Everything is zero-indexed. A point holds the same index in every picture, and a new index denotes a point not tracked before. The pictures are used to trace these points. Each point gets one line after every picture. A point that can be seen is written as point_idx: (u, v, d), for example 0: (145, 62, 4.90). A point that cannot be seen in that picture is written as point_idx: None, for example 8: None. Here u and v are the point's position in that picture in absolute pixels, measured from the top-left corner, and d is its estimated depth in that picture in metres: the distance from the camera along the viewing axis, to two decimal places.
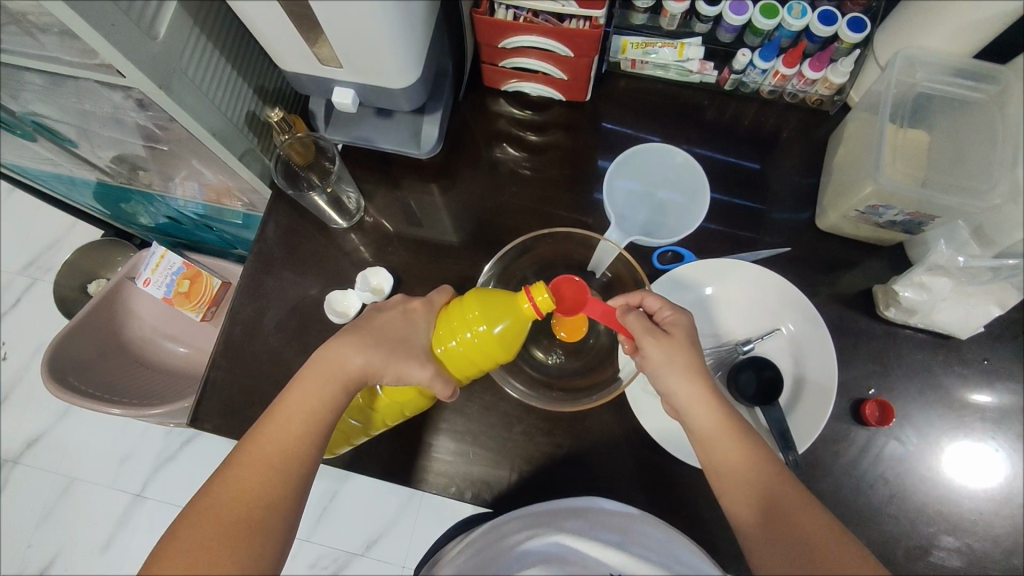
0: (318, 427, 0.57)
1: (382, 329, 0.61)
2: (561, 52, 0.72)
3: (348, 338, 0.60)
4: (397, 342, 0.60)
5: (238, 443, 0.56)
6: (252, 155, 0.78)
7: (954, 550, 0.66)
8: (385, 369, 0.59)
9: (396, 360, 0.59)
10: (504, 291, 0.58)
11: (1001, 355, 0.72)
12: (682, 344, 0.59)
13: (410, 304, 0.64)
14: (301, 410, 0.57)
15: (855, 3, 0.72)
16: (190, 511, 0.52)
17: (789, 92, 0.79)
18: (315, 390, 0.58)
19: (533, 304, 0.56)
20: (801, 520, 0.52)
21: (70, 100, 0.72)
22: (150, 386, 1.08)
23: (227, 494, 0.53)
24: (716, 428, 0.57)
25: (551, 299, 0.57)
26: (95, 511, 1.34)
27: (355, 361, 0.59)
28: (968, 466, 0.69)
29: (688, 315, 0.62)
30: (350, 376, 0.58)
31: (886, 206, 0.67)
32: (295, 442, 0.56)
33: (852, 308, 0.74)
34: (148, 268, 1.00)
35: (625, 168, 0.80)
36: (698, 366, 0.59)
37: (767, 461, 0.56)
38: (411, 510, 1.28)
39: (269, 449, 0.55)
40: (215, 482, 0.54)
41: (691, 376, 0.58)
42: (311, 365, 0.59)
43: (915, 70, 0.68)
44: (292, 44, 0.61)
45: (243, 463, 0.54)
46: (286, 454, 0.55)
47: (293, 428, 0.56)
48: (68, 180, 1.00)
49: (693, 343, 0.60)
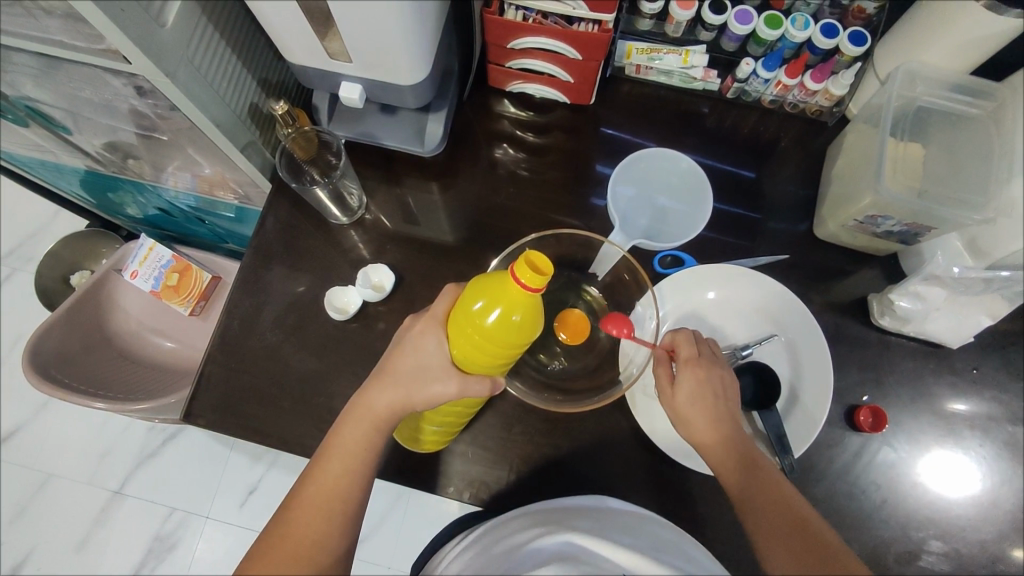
0: (359, 468, 0.58)
1: (399, 364, 0.58)
2: (569, 54, 0.72)
3: (375, 377, 0.60)
4: (415, 374, 0.58)
5: (295, 483, 0.58)
6: (254, 148, 0.77)
7: (942, 554, 0.68)
8: (414, 403, 0.58)
9: (417, 391, 0.57)
10: (499, 275, 0.53)
11: (990, 365, 0.74)
12: (685, 406, 0.61)
13: (417, 325, 0.59)
14: (341, 451, 0.58)
15: (857, 17, 0.74)
16: (253, 555, 0.55)
17: (790, 102, 0.81)
18: (352, 432, 0.59)
19: (522, 283, 0.50)
20: (815, 542, 0.52)
21: (67, 85, 0.70)
22: (134, 377, 1.05)
23: (283, 533, 0.55)
24: (725, 481, 0.58)
25: (542, 271, 0.50)
26: (73, 509, 1.30)
27: (382, 402, 0.59)
28: (956, 472, 0.70)
29: (704, 371, 0.61)
30: (380, 417, 0.59)
31: (884, 216, 0.68)
32: (338, 483, 0.57)
33: (846, 316, 0.76)
34: (136, 259, 0.97)
35: (628, 173, 0.81)
36: (706, 425, 0.60)
37: (779, 486, 0.56)
38: (400, 510, 1.27)
39: (315, 490, 0.57)
40: (274, 523, 0.56)
41: (699, 430, 0.60)
42: (349, 409, 0.60)
43: (915, 84, 0.69)
44: (303, 37, 0.61)
45: (296, 505, 0.56)
46: (330, 494, 0.56)
47: (334, 468, 0.57)
48: (55, 168, 0.97)
49: (700, 403, 0.60)
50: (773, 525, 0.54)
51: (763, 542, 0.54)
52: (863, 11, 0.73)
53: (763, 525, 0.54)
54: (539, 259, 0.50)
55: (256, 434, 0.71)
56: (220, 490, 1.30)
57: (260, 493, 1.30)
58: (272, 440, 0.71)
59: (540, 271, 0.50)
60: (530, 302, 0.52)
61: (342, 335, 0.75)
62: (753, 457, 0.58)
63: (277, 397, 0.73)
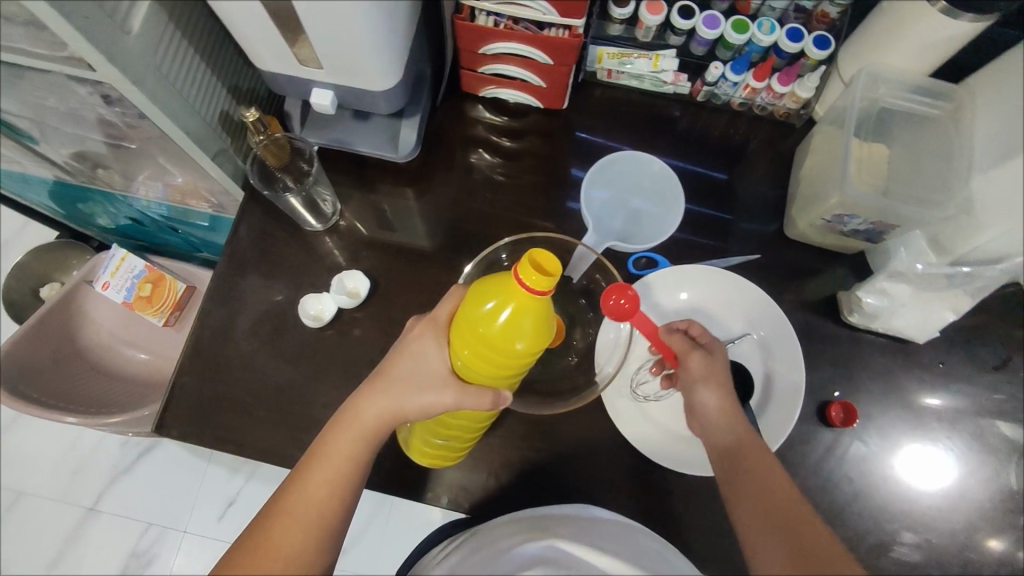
0: (345, 480, 0.57)
1: (395, 369, 0.59)
2: (541, 59, 0.73)
3: (369, 384, 0.60)
4: (408, 381, 0.58)
5: (277, 488, 0.58)
6: (226, 156, 0.76)
7: (914, 545, 0.69)
8: (405, 413, 0.58)
9: (409, 398, 0.57)
10: (499, 280, 0.52)
11: (956, 359, 0.75)
12: (716, 369, 0.63)
13: (415, 328, 0.60)
14: (327, 460, 0.57)
15: (820, 21, 0.77)
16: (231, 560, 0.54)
17: (759, 105, 0.83)
18: (339, 442, 0.58)
19: (524, 286, 0.48)
20: (796, 529, 0.53)
21: (32, 94, 0.69)
22: (104, 393, 1.03)
23: (260, 542, 0.54)
24: (715, 463, 0.60)
25: (545, 271, 0.48)
26: (45, 527, 1.27)
27: (374, 410, 0.58)
28: (925, 466, 0.72)
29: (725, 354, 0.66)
30: (369, 427, 0.58)
31: (851, 214, 0.70)
32: (322, 493, 0.56)
33: (817, 314, 0.77)
34: (107, 271, 0.96)
35: (601, 177, 0.82)
36: (729, 392, 0.62)
37: (768, 485, 0.56)
38: (382, 518, 1.26)
39: (298, 500, 0.56)
40: (255, 529, 0.56)
41: (722, 397, 0.62)
42: (338, 416, 0.60)
43: (877, 87, 0.72)
44: (273, 44, 0.60)
45: (276, 512, 0.55)
46: (314, 505, 0.56)
47: (321, 478, 0.57)
48: (22, 178, 0.96)
49: (723, 371, 0.64)
50: (758, 505, 0.55)
51: (749, 520, 0.55)
52: (826, 16, 0.76)
53: (749, 516, 0.55)
54: (544, 259, 0.48)
55: (231, 444, 0.71)
56: (198, 505, 1.28)
57: (239, 506, 1.27)
58: (247, 450, 0.71)
59: (544, 271, 0.48)
60: (537, 305, 0.50)
61: (317, 343, 0.75)
62: (732, 448, 0.59)
63: (253, 407, 0.72)
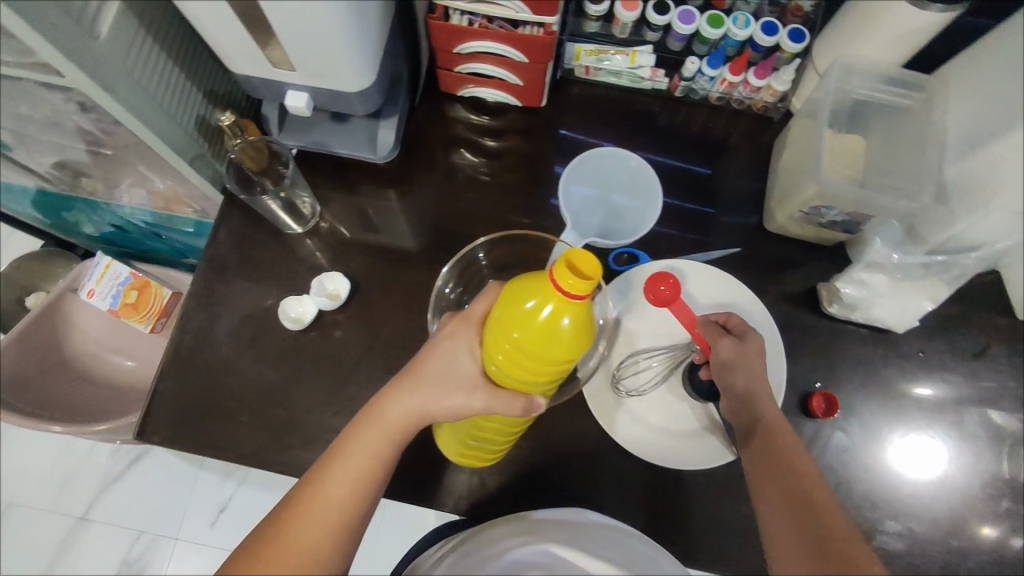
0: (372, 482, 0.57)
1: (426, 369, 0.58)
2: (516, 57, 0.73)
3: (397, 384, 0.59)
4: (440, 382, 0.58)
5: (297, 482, 0.56)
6: (203, 161, 0.76)
7: (897, 533, 0.69)
8: (434, 414, 0.58)
9: (437, 399, 0.57)
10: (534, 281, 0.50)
11: (936, 347, 0.76)
12: (747, 354, 0.63)
13: (449, 327, 0.60)
14: (354, 459, 0.56)
15: (794, 14, 0.77)
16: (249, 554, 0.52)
17: (736, 99, 0.83)
18: (368, 442, 0.57)
19: (559, 287, 0.46)
20: (812, 509, 0.53)
21: (7, 103, 0.69)
22: (89, 402, 1.03)
23: (280, 537, 0.53)
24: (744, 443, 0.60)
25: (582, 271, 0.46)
26: (36, 538, 1.26)
27: (400, 410, 0.58)
28: (907, 454, 0.72)
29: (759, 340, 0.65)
30: (395, 428, 0.58)
31: (828, 206, 0.70)
32: (348, 493, 0.55)
33: (798, 306, 0.77)
34: (91, 279, 0.97)
35: (581, 173, 0.82)
36: (761, 375, 0.63)
37: (787, 467, 0.56)
38: (374, 520, 1.26)
39: (324, 497, 0.55)
40: (274, 523, 0.54)
41: (752, 380, 0.62)
42: (365, 414, 0.59)
43: (851, 78, 0.72)
44: (244, 47, 0.60)
45: (298, 508, 0.54)
46: (339, 504, 0.55)
47: (347, 477, 0.56)
48: (7, 186, 0.96)
49: (755, 356, 0.64)
50: (777, 486, 0.55)
51: (767, 501, 0.55)
52: (801, 9, 0.76)
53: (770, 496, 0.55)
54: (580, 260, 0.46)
55: (214, 449, 0.70)
56: (190, 511, 1.27)
57: (231, 512, 1.27)
58: (231, 455, 0.70)
59: (581, 272, 0.46)
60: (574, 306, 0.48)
61: (299, 346, 0.75)
62: (759, 427, 0.60)
63: (235, 411, 0.72)
